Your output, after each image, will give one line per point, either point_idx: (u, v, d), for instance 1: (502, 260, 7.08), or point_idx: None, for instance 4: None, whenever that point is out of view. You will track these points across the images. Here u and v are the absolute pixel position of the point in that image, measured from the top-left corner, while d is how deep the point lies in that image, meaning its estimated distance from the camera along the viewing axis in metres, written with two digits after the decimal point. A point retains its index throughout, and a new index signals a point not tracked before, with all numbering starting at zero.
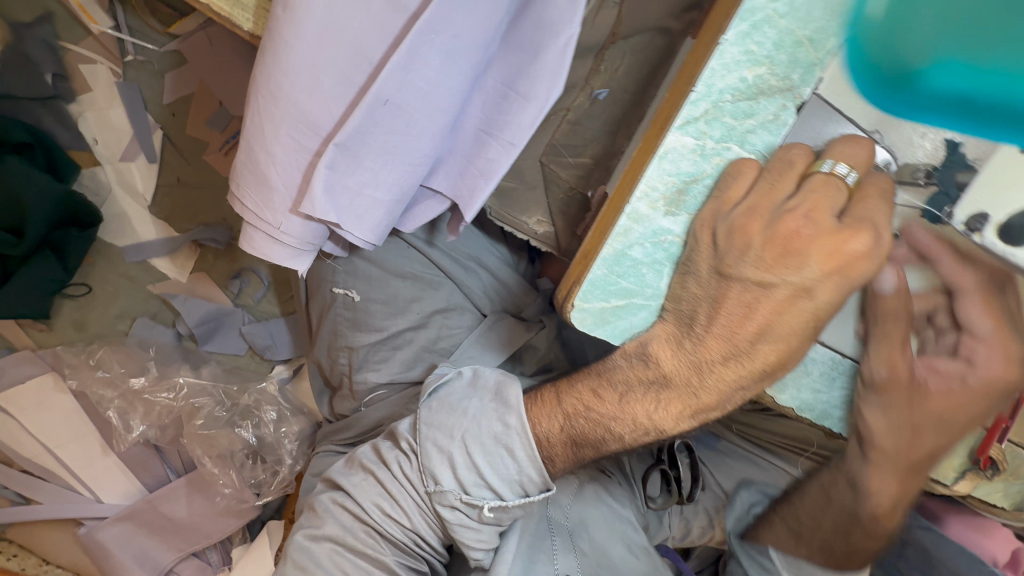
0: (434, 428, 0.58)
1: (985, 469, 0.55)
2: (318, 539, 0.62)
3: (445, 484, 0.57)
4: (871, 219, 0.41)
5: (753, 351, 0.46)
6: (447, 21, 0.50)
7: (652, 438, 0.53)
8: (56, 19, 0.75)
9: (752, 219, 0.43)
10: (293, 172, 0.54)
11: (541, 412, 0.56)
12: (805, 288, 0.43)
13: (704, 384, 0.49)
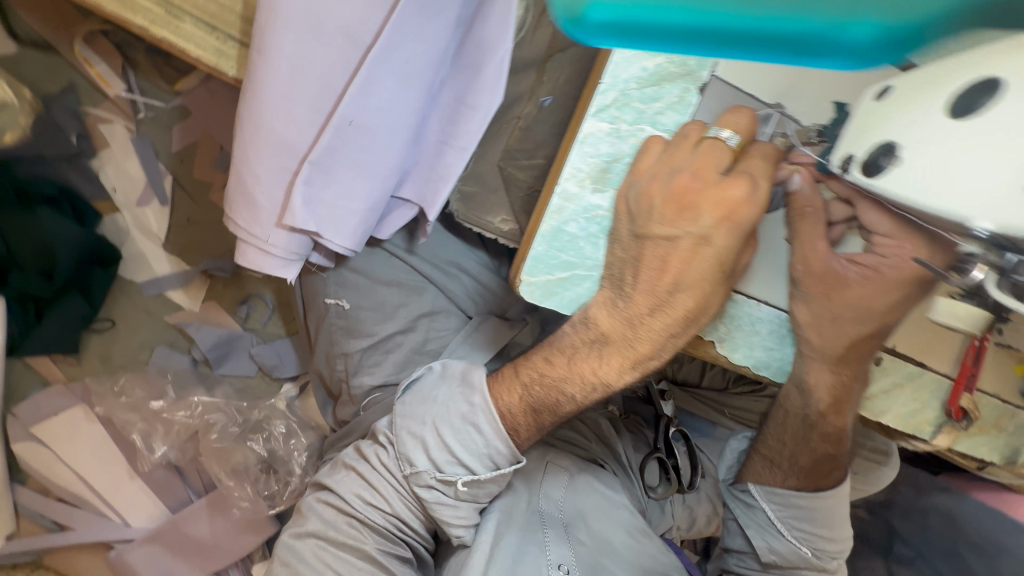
0: (408, 418, 0.63)
1: (959, 421, 0.71)
2: (303, 536, 0.65)
3: (419, 466, 0.62)
4: (752, 175, 0.47)
5: (670, 301, 0.52)
6: (397, 49, 0.59)
7: (601, 395, 0.58)
8: (79, 87, 0.86)
9: (655, 184, 0.49)
10: (277, 190, 0.62)
11: (502, 387, 0.61)
12: (703, 236, 0.49)
13: (636, 336, 0.54)
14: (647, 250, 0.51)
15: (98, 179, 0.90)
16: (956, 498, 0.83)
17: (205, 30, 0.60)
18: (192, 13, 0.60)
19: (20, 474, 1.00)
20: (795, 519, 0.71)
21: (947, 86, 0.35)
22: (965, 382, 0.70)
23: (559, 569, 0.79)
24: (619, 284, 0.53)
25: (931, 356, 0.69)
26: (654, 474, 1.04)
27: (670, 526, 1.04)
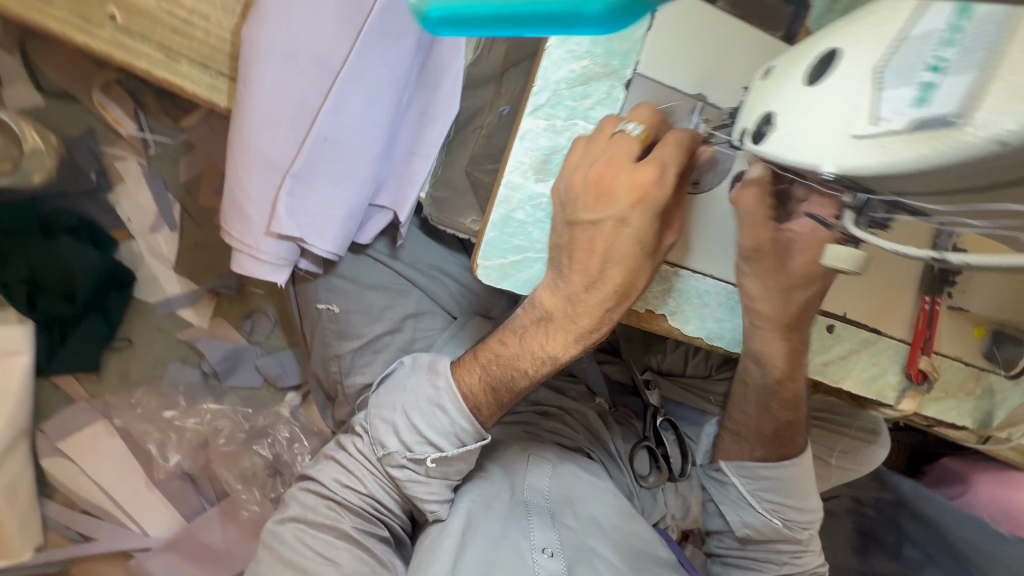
0: (382, 407, 0.68)
1: (921, 382, 0.74)
2: (284, 521, 0.69)
3: (391, 447, 0.66)
4: (662, 161, 0.54)
5: (602, 279, 0.58)
6: (363, 73, 0.67)
7: (549, 369, 0.64)
8: (96, 130, 0.96)
9: (578, 175, 0.56)
10: (265, 203, 0.70)
11: (464, 369, 0.67)
12: (622, 218, 0.55)
13: (576, 312, 0.59)
14: (576, 232, 0.57)
15: (115, 211, 0.99)
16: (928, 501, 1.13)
17: (200, 69, 0.69)
18: (187, 55, 0.68)
19: (46, 488, 1.06)
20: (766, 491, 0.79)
21: (806, 59, 0.40)
22: (920, 345, 0.74)
23: (544, 554, 0.79)
24: (560, 263, 0.59)
25: (885, 322, 0.73)
26: (645, 462, 1.06)
27: (664, 515, 1.06)
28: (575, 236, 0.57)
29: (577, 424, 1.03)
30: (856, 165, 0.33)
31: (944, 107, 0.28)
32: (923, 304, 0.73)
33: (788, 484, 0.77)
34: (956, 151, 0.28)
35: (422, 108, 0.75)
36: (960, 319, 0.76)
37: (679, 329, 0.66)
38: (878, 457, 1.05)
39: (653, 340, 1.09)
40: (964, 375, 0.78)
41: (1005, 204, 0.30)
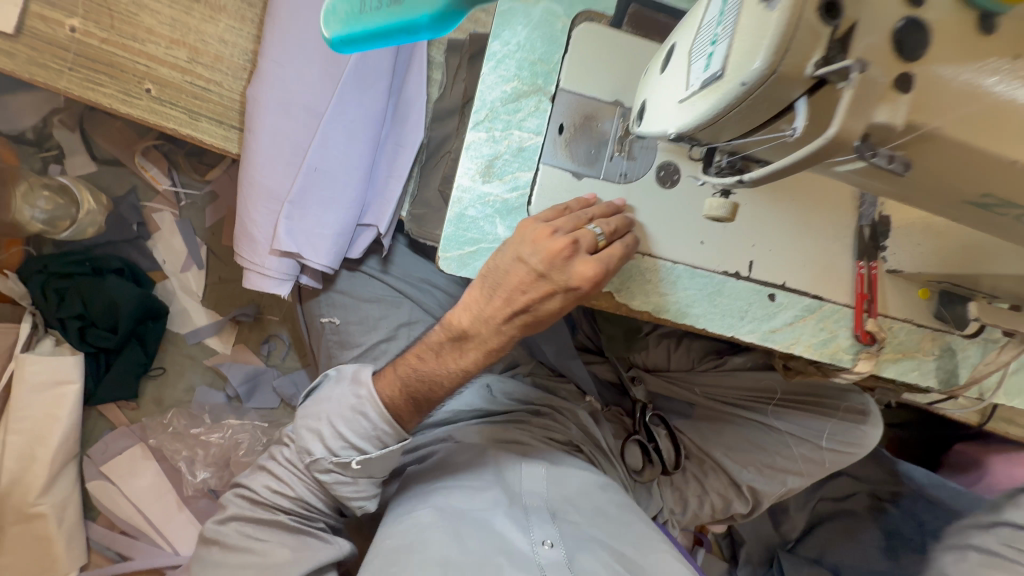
0: (307, 417, 0.76)
1: (869, 344, 0.77)
2: (225, 522, 0.75)
3: (317, 453, 0.74)
4: (605, 263, 0.63)
5: (515, 304, 0.66)
6: (343, 114, 0.82)
7: (461, 382, 0.73)
8: (138, 188, 1.15)
9: (534, 231, 0.63)
10: (269, 228, 0.84)
11: (384, 381, 0.74)
12: (564, 288, 0.64)
13: (484, 333, 0.69)
14: (521, 275, 0.64)
15: (152, 255, 1.16)
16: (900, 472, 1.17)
17: (216, 125, 0.85)
18: (205, 114, 0.84)
19: (91, 511, 1.16)
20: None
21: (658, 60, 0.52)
22: (863, 308, 0.77)
23: (545, 545, 0.71)
24: (493, 281, 0.66)
25: (826, 288, 0.77)
26: (637, 455, 1.09)
27: (661, 508, 1.10)
28: (510, 275, 0.64)
29: (568, 422, 1.03)
30: (683, 123, 0.42)
31: (716, 66, 0.37)
32: (858, 269, 0.77)
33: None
34: (726, 96, 0.37)
35: (395, 141, 0.89)
36: (902, 281, 0.78)
37: (629, 305, 0.74)
38: (871, 437, 1.00)
39: (636, 337, 1.13)
40: (918, 336, 0.80)
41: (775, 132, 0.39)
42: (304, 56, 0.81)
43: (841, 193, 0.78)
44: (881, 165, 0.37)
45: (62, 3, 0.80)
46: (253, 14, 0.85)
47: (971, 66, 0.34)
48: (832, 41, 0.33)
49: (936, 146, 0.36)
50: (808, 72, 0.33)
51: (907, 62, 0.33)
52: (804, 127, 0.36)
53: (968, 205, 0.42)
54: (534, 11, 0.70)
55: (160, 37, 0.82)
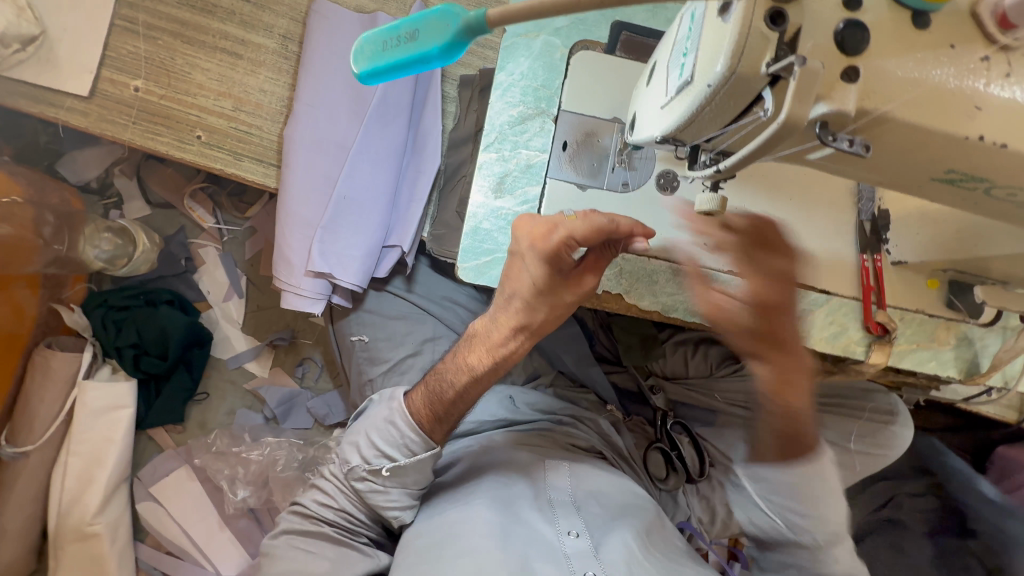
0: (350, 434, 0.83)
1: (881, 336, 0.78)
2: (277, 535, 0.80)
3: (353, 462, 0.79)
4: (559, 221, 0.67)
5: (510, 307, 0.75)
6: (369, 146, 0.92)
7: (470, 380, 0.77)
8: (186, 227, 1.26)
9: (528, 225, 0.68)
10: (303, 252, 0.92)
11: (415, 393, 0.80)
12: (518, 254, 0.70)
13: (491, 331, 0.77)
14: (517, 275, 0.72)
15: (198, 287, 1.27)
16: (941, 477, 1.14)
17: (256, 163, 0.95)
18: (247, 155, 0.94)
19: (140, 533, 1.21)
20: (771, 493, 0.80)
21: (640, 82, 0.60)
22: (871, 300, 0.79)
23: (571, 535, 0.75)
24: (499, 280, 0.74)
25: (832, 282, 0.79)
26: (660, 465, 1.10)
27: (689, 517, 1.06)
28: (512, 268, 0.72)
29: (590, 431, 1.05)
30: (667, 126, 0.48)
31: (687, 73, 0.43)
32: (863, 262, 0.79)
33: (790, 487, 0.78)
34: (697, 97, 0.42)
35: (416, 167, 0.98)
36: (909, 273, 0.80)
37: (639, 307, 0.78)
38: (901, 437, 1.00)
39: (654, 346, 1.12)
40: (932, 327, 0.81)
41: (708, 133, 0.47)
42: (334, 99, 0.92)
43: (840, 189, 0.80)
44: (844, 149, 0.41)
45: (128, 67, 0.92)
46: (288, 66, 0.97)
47: (914, 57, 0.39)
48: (781, 43, 0.38)
49: (892, 128, 0.41)
50: (761, 71, 0.39)
51: (852, 57, 0.39)
52: (731, 126, 0.45)
53: (937, 181, 0.46)
54: (535, 43, 0.79)
55: (210, 91, 0.94)
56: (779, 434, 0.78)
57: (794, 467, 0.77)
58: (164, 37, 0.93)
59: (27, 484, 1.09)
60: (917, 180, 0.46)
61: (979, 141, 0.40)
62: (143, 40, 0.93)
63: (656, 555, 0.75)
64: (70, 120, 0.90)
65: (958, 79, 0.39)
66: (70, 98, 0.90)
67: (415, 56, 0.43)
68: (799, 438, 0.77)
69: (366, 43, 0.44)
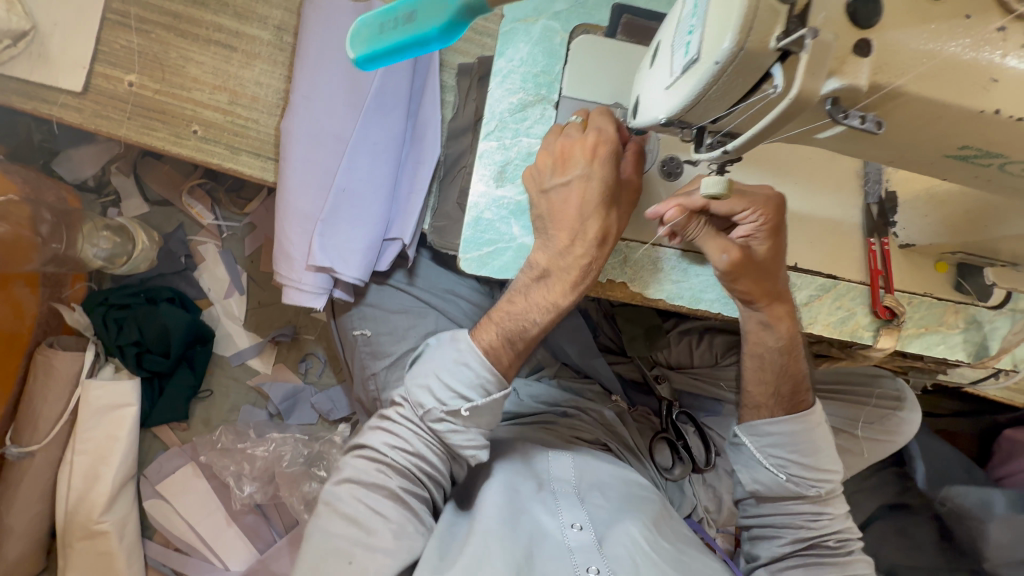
0: (416, 376, 0.73)
1: (890, 320, 0.77)
2: (339, 483, 0.72)
3: (428, 404, 0.71)
4: (596, 127, 0.68)
5: (585, 230, 0.69)
6: (368, 137, 0.91)
7: (553, 317, 0.73)
8: (185, 224, 1.26)
9: (568, 146, 0.68)
10: (304, 245, 0.91)
11: (481, 330, 0.74)
12: (587, 174, 0.68)
13: (567, 263, 0.70)
14: (582, 193, 0.69)
15: (199, 284, 1.26)
16: (946, 461, 1.14)
17: (254, 157, 0.93)
18: (244, 149, 0.93)
19: (148, 530, 1.22)
20: (775, 447, 0.76)
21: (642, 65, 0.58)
22: (879, 284, 0.77)
23: (574, 527, 0.74)
24: (560, 216, 0.70)
25: (839, 267, 0.78)
26: (666, 454, 1.07)
27: (695, 506, 1.06)
28: (579, 189, 0.68)
29: (593, 421, 1.03)
30: (672, 106, 0.47)
31: (694, 51, 0.42)
32: (870, 245, 0.78)
33: (795, 436, 0.75)
34: (704, 75, 0.41)
35: (415, 158, 0.97)
36: (915, 255, 0.79)
37: (645, 295, 0.76)
38: (908, 423, 1.00)
39: (658, 336, 1.13)
40: (940, 310, 0.80)
41: (714, 115, 0.46)
42: (331, 90, 0.91)
43: (845, 172, 0.79)
44: (856, 126, 0.40)
45: (121, 62, 0.91)
46: (283, 57, 0.95)
47: (928, 29, 0.38)
48: (791, 16, 0.37)
49: (905, 104, 0.40)
50: (771, 46, 0.38)
51: (863, 29, 0.37)
52: (738, 107, 0.44)
53: (950, 159, 0.45)
54: (534, 28, 0.77)
55: (205, 84, 0.92)
56: (763, 375, 0.78)
57: (798, 414, 0.76)
58: (157, 31, 0.92)
59: (34, 483, 1.09)
60: (929, 158, 0.46)
61: (995, 115, 0.39)
62: (136, 34, 0.91)
63: (665, 542, 0.75)
64: (65, 116, 0.89)
65: (974, 51, 0.38)
66: (64, 94, 0.89)
67: (413, 38, 0.42)
68: (784, 376, 0.77)
69: (364, 24, 0.44)
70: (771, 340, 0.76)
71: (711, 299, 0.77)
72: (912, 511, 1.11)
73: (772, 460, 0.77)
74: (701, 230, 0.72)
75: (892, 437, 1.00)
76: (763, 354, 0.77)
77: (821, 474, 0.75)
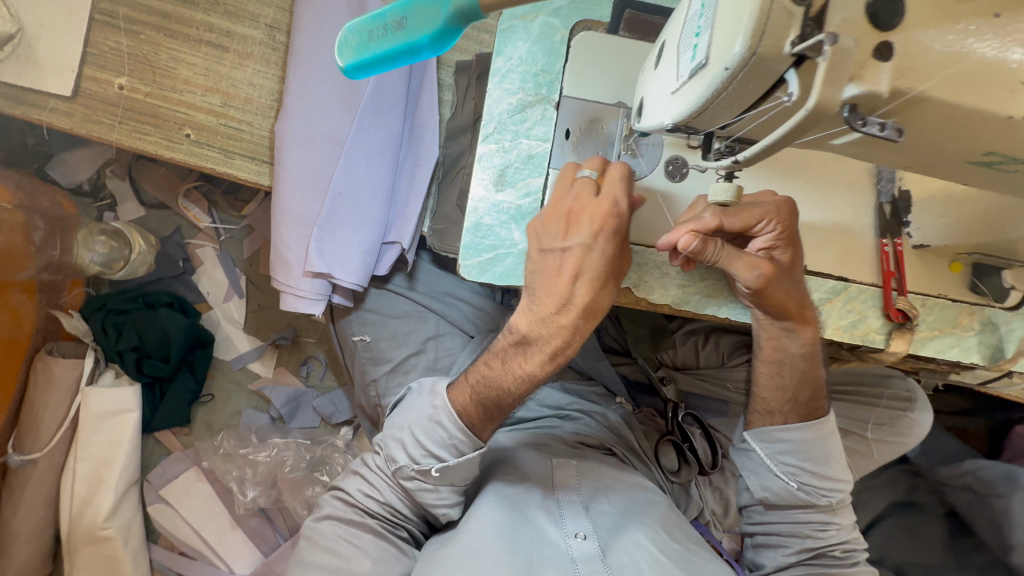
0: (394, 428, 0.73)
1: (904, 322, 0.75)
2: (320, 519, 0.72)
3: (401, 460, 0.70)
4: (610, 193, 0.63)
5: (573, 300, 0.64)
6: (364, 139, 0.89)
7: (528, 387, 0.69)
8: (182, 227, 1.24)
9: (577, 208, 0.63)
10: (301, 251, 0.89)
11: (457, 389, 0.70)
12: (589, 245, 0.63)
13: (548, 331, 0.66)
14: (579, 262, 0.64)
15: (198, 288, 1.25)
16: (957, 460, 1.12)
17: (248, 161, 0.91)
18: (239, 152, 0.91)
19: (153, 534, 1.21)
20: (785, 454, 0.75)
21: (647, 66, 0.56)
22: (892, 286, 0.75)
23: (578, 537, 0.72)
24: (547, 283, 0.65)
25: (850, 268, 0.76)
26: (672, 456, 1.06)
27: (703, 508, 1.04)
28: (576, 258, 0.63)
29: (598, 424, 1.02)
30: (678, 112, 0.45)
31: (702, 55, 0.40)
32: (883, 246, 0.75)
33: (807, 444, 0.74)
34: (713, 81, 0.39)
35: (413, 160, 0.94)
36: (931, 257, 0.76)
37: (648, 300, 0.74)
38: (920, 424, 0.98)
39: (663, 336, 1.11)
40: (954, 312, 0.77)
41: (724, 120, 0.44)
42: (325, 91, 0.88)
43: (856, 170, 0.76)
44: (874, 134, 0.38)
45: (111, 65, 0.89)
46: (276, 57, 0.93)
47: (952, 29, 0.36)
48: (807, 19, 0.35)
49: (926, 110, 0.37)
50: (786, 51, 0.35)
51: (885, 32, 0.35)
52: (748, 112, 0.42)
53: (973, 165, 0.42)
54: (533, 25, 0.74)
55: (197, 87, 0.90)
56: (782, 381, 0.75)
57: (812, 421, 0.74)
58: (146, 32, 0.89)
59: (38, 490, 1.09)
60: (951, 164, 0.43)
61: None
62: (125, 35, 0.89)
63: (675, 543, 0.74)
64: (55, 122, 0.87)
65: (1001, 52, 0.36)
66: (53, 99, 0.87)
67: (401, 47, 0.41)
68: (804, 383, 0.75)
69: (352, 30, 0.43)
70: (793, 346, 0.74)
71: (717, 304, 0.75)
72: (922, 510, 1.09)
73: (782, 467, 0.75)
74: (721, 252, 0.66)
75: (901, 439, 0.98)
76: (783, 358, 0.75)
77: (832, 483, 0.74)
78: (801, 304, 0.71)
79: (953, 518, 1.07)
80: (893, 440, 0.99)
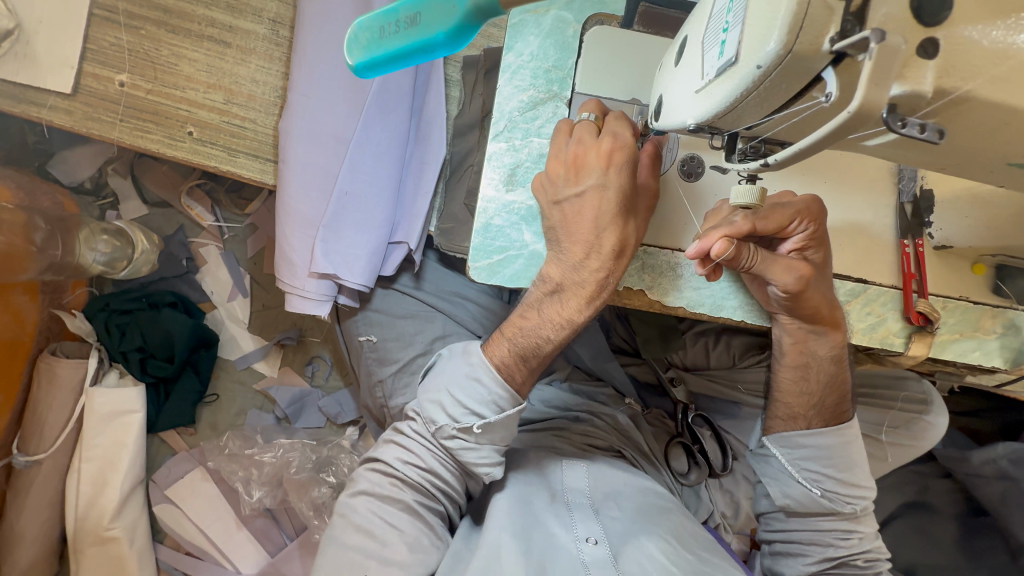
0: (429, 393, 0.72)
1: (925, 326, 0.72)
2: (355, 494, 0.71)
3: (440, 421, 0.69)
4: (612, 131, 0.64)
5: (599, 243, 0.65)
6: (369, 137, 0.87)
7: (568, 334, 0.69)
8: (185, 226, 1.23)
9: (582, 151, 0.64)
10: (306, 251, 0.88)
11: (493, 345, 0.70)
12: (602, 183, 0.64)
13: (582, 277, 0.66)
14: (597, 205, 0.64)
15: (201, 287, 1.24)
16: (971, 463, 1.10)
17: (252, 159, 0.90)
18: (242, 151, 0.89)
19: (159, 534, 1.21)
20: (808, 460, 0.74)
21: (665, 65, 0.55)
22: (913, 288, 0.72)
23: (588, 541, 0.71)
24: (569, 228, 0.66)
25: (869, 270, 0.73)
26: (682, 460, 1.04)
27: (712, 511, 1.02)
28: (592, 199, 0.64)
29: (606, 426, 1.00)
30: (701, 113, 0.43)
31: (730, 53, 0.38)
32: (904, 247, 0.73)
33: (831, 450, 0.73)
34: (743, 80, 0.38)
35: (420, 158, 0.93)
36: (953, 258, 0.74)
37: (664, 303, 0.72)
38: (936, 427, 0.95)
39: (673, 337, 1.08)
40: (976, 315, 0.74)
41: (751, 121, 0.42)
42: (329, 87, 0.86)
43: (877, 168, 0.74)
44: (915, 136, 0.37)
45: (111, 61, 0.87)
46: (279, 53, 0.91)
47: (1001, 24, 0.35)
48: (846, 14, 0.34)
49: (975, 108, 0.36)
50: (824, 48, 0.34)
51: (929, 28, 0.34)
52: (776, 113, 0.41)
53: (1013, 167, 0.42)
54: (545, 20, 0.72)
55: (199, 83, 0.88)
56: (808, 386, 0.74)
57: (836, 426, 0.73)
58: (147, 27, 0.87)
59: (42, 491, 1.08)
60: (989, 167, 0.43)
61: None
62: (125, 31, 0.87)
63: (688, 554, 0.71)
64: (55, 119, 0.85)
65: None
66: (52, 96, 0.85)
67: (412, 44, 0.40)
68: (831, 387, 0.74)
69: (361, 25, 0.42)
70: (822, 349, 0.73)
71: (734, 308, 0.73)
72: (934, 511, 1.07)
73: (801, 473, 0.74)
74: (755, 257, 0.65)
75: (917, 443, 0.96)
76: (809, 362, 0.74)
77: (856, 490, 0.72)
78: (834, 308, 0.69)
79: (967, 522, 1.06)
80: (907, 445, 0.97)
